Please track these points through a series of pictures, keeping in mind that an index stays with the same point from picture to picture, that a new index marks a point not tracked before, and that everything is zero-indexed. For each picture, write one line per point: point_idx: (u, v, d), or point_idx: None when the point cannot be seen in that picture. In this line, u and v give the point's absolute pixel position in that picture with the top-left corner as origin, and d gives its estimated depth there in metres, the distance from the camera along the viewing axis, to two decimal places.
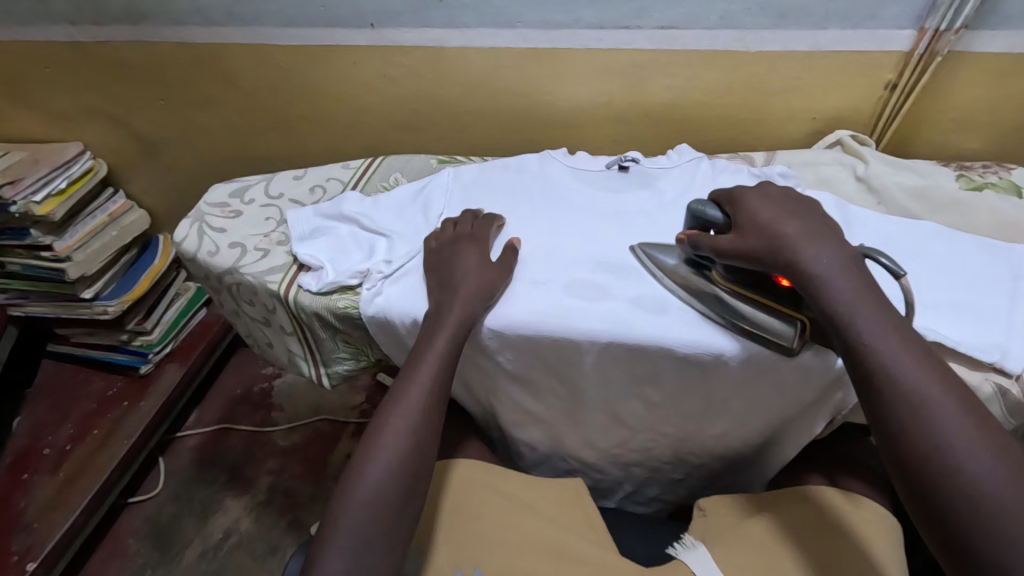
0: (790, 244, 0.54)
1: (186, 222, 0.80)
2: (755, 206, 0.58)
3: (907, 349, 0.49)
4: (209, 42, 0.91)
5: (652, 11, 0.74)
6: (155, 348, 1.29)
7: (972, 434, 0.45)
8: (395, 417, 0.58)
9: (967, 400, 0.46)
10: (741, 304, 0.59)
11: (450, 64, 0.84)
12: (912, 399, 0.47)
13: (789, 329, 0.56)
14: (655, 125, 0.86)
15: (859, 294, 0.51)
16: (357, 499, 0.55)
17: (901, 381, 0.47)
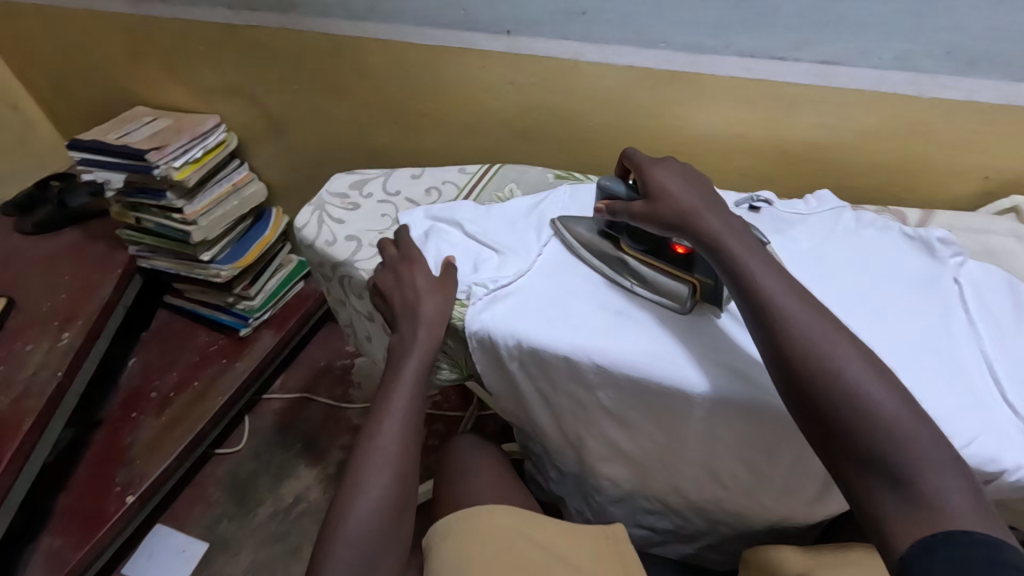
0: (694, 210, 0.57)
1: (309, 208, 0.83)
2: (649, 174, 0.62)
3: (798, 296, 0.51)
4: (347, 35, 0.95)
5: (814, 44, 0.68)
6: (255, 313, 1.37)
7: (863, 361, 0.46)
8: (375, 441, 0.63)
9: (855, 339, 0.48)
10: (643, 269, 0.66)
11: (581, 78, 0.82)
12: (815, 338, 0.47)
13: (682, 291, 0.63)
14: (794, 164, 0.80)
15: (750, 251, 0.54)
16: (352, 522, 0.58)
17: (795, 317, 0.49)
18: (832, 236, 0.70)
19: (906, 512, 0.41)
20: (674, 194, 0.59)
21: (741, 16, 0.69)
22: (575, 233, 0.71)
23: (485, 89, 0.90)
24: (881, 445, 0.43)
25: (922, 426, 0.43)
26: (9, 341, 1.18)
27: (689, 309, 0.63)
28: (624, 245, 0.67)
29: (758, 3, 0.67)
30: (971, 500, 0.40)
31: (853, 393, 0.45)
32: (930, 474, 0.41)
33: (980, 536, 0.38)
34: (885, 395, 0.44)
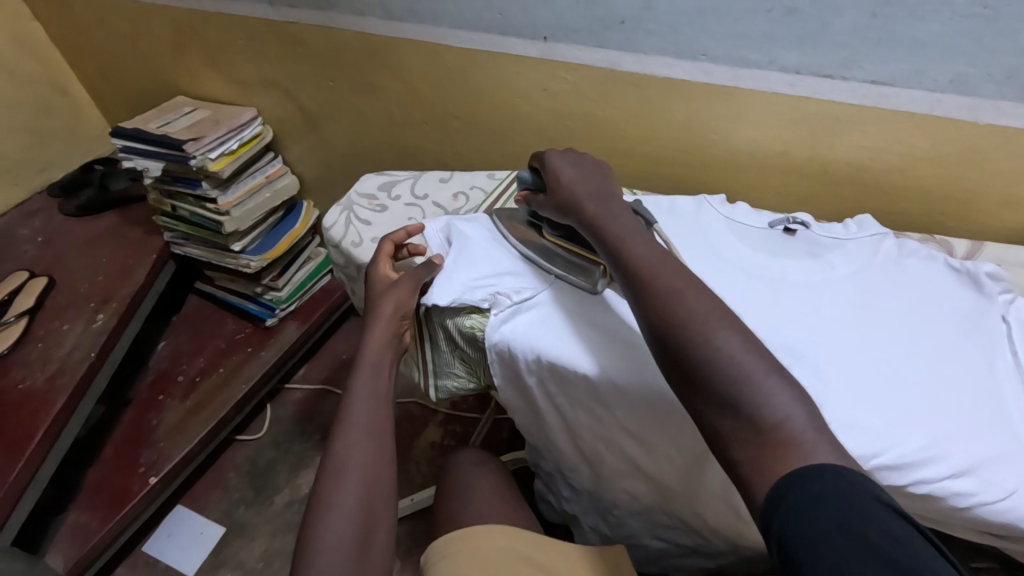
0: (580, 199, 0.64)
1: (337, 208, 0.83)
2: (552, 168, 0.69)
3: (657, 262, 0.55)
4: (383, 35, 0.95)
5: (862, 62, 0.65)
6: (281, 304, 1.40)
7: (716, 311, 0.49)
8: (342, 451, 0.61)
9: (712, 296, 0.51)
10: (563, 253, 0.69)
11: (617, 87, 0.81)
12: (665, 296, 0.51)
13: (593, 272, 0.66)
14: (835, 185, 0.77)
15: (624, 227, 0.59)
16: (324, 535, 0.55)
17: (656, 279, 0.52)
18: (870, 263, 0.67)
19: (754, 449, 0.43)
20: (569, 182, 0.66)
21: (788, 31, 0.66)
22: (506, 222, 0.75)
23: (518, 94, 0.89)
24: (733, 388, 0.44)
25: (767, 364, 0.45)
26: (47, 319, 1.22)
27: (599, 289, 0.66)
28: (545, 232, 0.71)
29: (808, 18, 0.64)
30: (812, 425, 0.42)
31: (705, 343, 0.47)
32: (780, 410, 0.43)
33: (820, 463, 0.39)
34: (734, 340, 0.46)
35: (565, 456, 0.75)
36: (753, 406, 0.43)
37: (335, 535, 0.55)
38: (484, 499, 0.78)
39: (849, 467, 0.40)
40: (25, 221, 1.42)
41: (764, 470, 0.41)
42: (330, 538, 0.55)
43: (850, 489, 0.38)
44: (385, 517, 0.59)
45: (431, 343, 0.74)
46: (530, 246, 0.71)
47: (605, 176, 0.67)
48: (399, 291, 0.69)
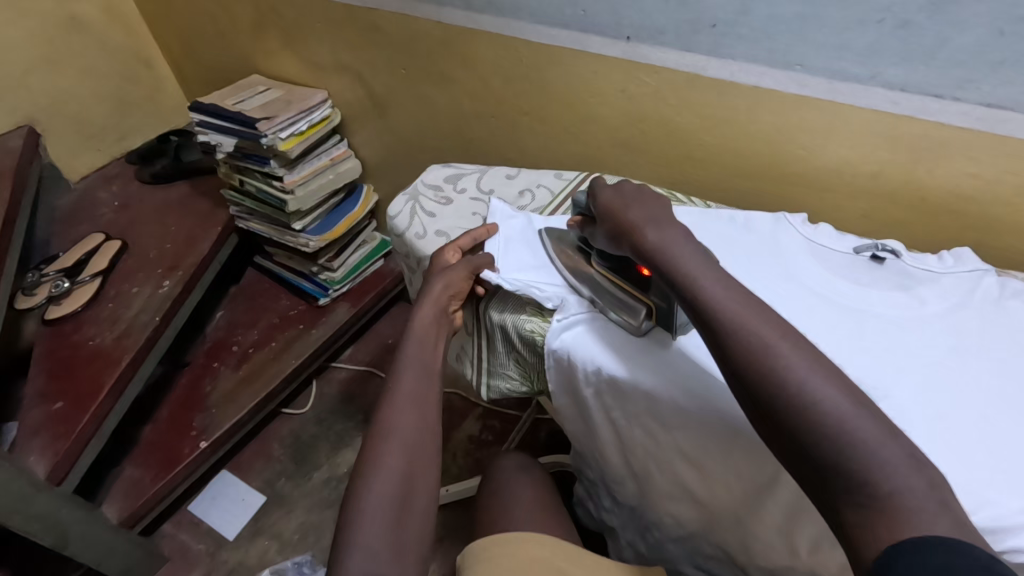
0: (635, 228, 0.59)
1: (403, 198, 0.84)
2: (607, 195, 0.64)
3: (739, 298, 0.51)
4: (461, 26, 0.94)
5: (980, 83, 0.60)
6: (335, 285, 1.43)
7: (820, 372, 0.45)
8: (388, 422, 0.60)
9: (812, 352, 0.46)
10: (609, 286, 0.65)
11: (698, 93, 0.77)
12: (758, 352, 0.47)
13: (639, 312, 0.62)
14: (929, 214, 0.72)
15: (694, 259, 0.55)
16: (365, 505, 0.55)
17: (750, 334, 0.48)
18: (966, 302, 0.62)
19: (868, 516, 0.40)
20: (629, 210, 0.61)
21: (898, 44, 0.61)
22: (559, 242, 0.71)
23: (591, 94, 0.87)
24: (847, 452, 0.42)
25: (881, 428, 0.42)
26: (118, 281, 1.29)
27: (644, 331, 0.63)
28: (597, 263, 0.67)
29: (922, 32, 0.60)
30: (928, 493, 0.40)
31: (807, 399, 0.44)
32: (895, 472, 0.41)
33: (951, 539, 0.37)
34: (837, 395, 0.44)
35: (611, 467, 0.72)
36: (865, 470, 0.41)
37: (376, 513, 0.54)
38: (527, 506, 0.77)
39: (971, 541, 0.38)
40: (104, 185, 1.50)
41: (879, 540, 0.39)
42: (368, 515, 0.54)
43: (982, 566, 0.35)
44: (424, 499, 0.58)
45: (488, 342, 0.74)
46: (577, 274, 0.68)
47: (661, 198, 0.62)
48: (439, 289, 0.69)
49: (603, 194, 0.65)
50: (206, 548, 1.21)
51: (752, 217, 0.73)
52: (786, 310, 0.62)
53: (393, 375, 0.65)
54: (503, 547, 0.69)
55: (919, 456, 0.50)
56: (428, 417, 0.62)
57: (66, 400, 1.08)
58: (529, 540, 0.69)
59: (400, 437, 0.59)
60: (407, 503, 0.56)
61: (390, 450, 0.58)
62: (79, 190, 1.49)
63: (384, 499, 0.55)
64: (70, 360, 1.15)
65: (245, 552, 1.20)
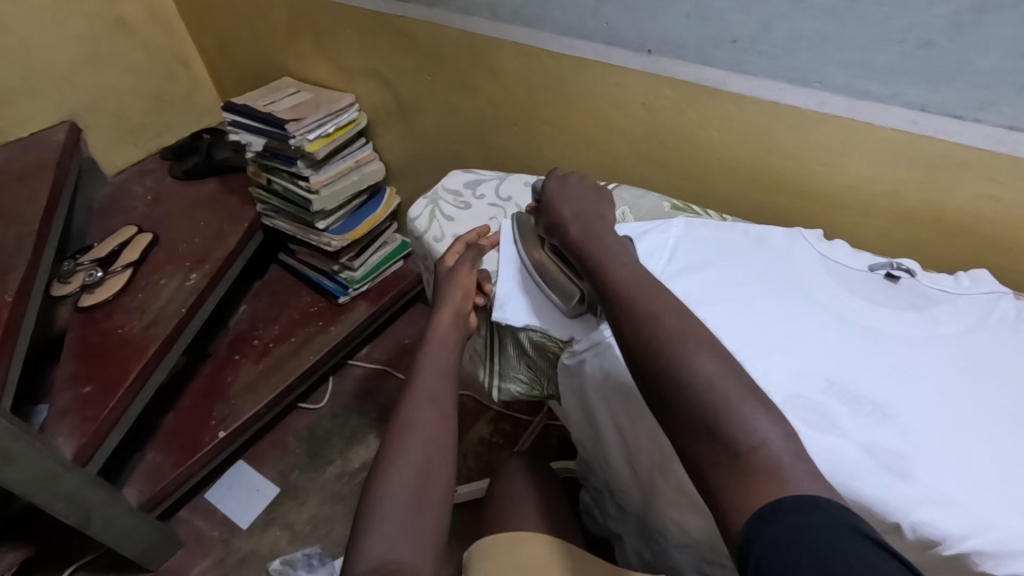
0: (563, 223, 0.69)
1: (422, 202, 0.86)
2: (555, 189, 0.73)
3: (639, 279, 0.59)
4: (486, 35, 0.96)
5: (1003, 106, 0.60)
6: (354, 284, 1.46)
7: (696, 339, 0.51)
8: (407, 417, 0.62)
9: (696, 323, 0.53)
10: (552, 267, 0.70)
11: (719, 108, 0.78)
12: (644, 320, 0.54)
13: (574, 294, 0.67)
14: (948, 237, 0.71)
15: (609, 250, 0.63)
16: (384, 494, 0.56)
17: (641, 308, 0.55)
18: (980, 326, 0.61)
19: (731, 472, 0.44)
20: (564, 203, 0.71)
21: (919, 64, 0.62)
22: (519, 226, 0.76)
23: (612, 105, 0.89)
24: (715, 410, 0.46)
25: (746, 389, 0.48)
26: (148, 271, 1.33)
27: (576, 313, 0.67)
28: (545, 246, 0.72)
29: (945, 53, 0.60)
30: (788, 451, 0.44)
31: (683, 362, 0.49)
32: (762, 432, 0.45)
33: (803, 496, 0.40)
34: (711, 362, 0.49)
35: (619, 476, 0.73)
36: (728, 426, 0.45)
37: (395, 503, 0.56)
38: (534, 508, 0.79)
39: (827, 498, 0.41)
40: (138, 180, 1.55)
41: (737, 496, 0.43)
42: (389, 506, 0.55)
43: (840, 525, 0.38)
44: (441, 492, 0.58)
45: (500, 344, 0.75)
46: (528, 252, 0.73)
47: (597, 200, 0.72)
48: (454, 295, 0.73)
49: (557, 187, 0.73)
50: (220, 535, 1.24)
51: (767, 232, 0.73)
52: (797, 329, 0.62)
53: (412, 377, 0.67)
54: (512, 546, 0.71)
55: (930, 480, 0.50)
56: (447, 416, 0.63)
57: (95, 385, 1.12)
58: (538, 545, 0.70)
59: (418, 432, 0.61)
60: (427, 495, 0.57)
61: (410, 444, 0.60)
62: (115, 183, 1.55)
63: (402, 491, 0.56)
64: (100, 347, 1.19)
65: (257, 541, 1.23)
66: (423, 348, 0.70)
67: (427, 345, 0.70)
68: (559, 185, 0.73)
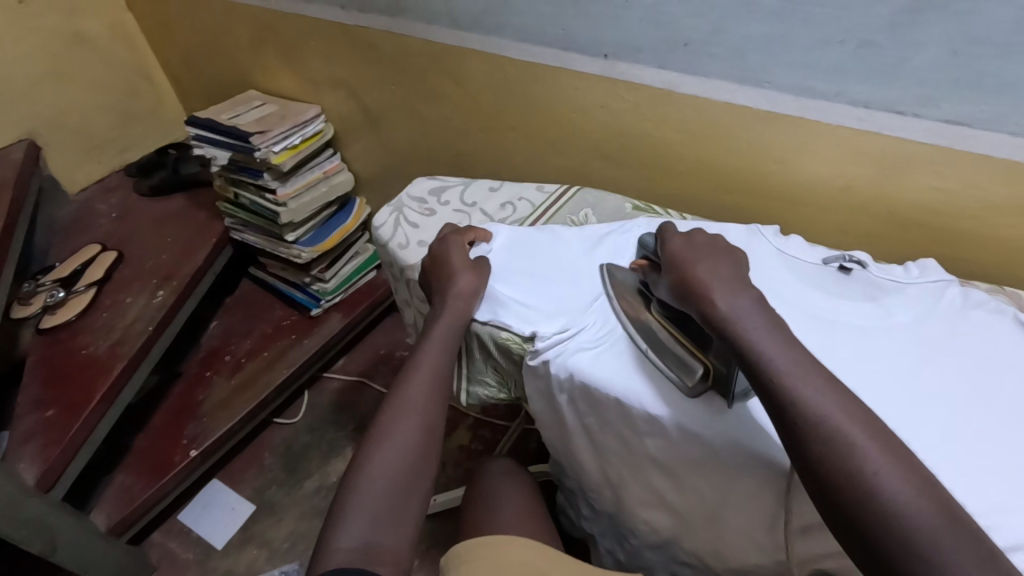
0: (700, 289, 0.55)
1: (387, 209, 0.86)
2: (675, 245, 0.61)
3: (817, 381, 0.47)
4: (449, 43, 0.97)
5: (940, 101, 0.62)
6: (327, 296, 1.45)
7: (897, 473, 0.42)
8: (400, 411, 0.62)
9: (893, 446, 0.44)
10: (665, 339, 0.62)
11: (677, 109, 0.80)
12: (841, 449, 0.43)
13: (694, 371, 0.58)
14: (899, 228, 0.74)
15: (758, 331, 0.51)
16: (365, 486, 0.57)
17: (830, 429, 0.44)
18: (932, 314, 0.63)
19: None
20: (698, 265, 0.57)
21: (859, 63, 0.64)
22: (612, 274, 0.70)
23: (575, 108, 0.90)
24: (806, 424, 0.45)
25: (966, 539, 0.40)
26: (114, 290, 1.31)
27: (698, 393, 0.59)
28: (653, 308, 0.64)
29: (883, 52, 0.62)
30: None
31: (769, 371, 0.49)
32: (859, 445, 0.43)
33: None
34: (922, 506, 0.41)
35: (588, 475, 0.73)
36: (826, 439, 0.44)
37: (374, 495, 0.57)
38: (509, 511, 0.79)
39: None
40: (103, 197, 1.52)
41: None
42: (367, 498, 0.56)
43: None
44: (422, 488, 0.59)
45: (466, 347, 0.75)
46: (630, 318, 0.65)
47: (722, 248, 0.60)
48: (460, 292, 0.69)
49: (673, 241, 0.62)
50: (195, 557, 1.22)
51: (726, 228, 0.75)
52: None
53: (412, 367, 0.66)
54: (517, 544, 0.69)
55: None
56: (436, 412, 0.63)
57: (58, 408, 1.09)
58: (546, 552, 0.69)
59: (406, 428, 0.61)
60: (410, 491, 0.58)
61: (395, 438, 0.60)
62: (78, 201, 1.52)
63: (382, 485, 0.57)
64: (64, 368, 1.16)
65: (234, 561, 1.21)
66: (427, 336, 0.68)
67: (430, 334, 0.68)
68: (673, 241, 0.62)
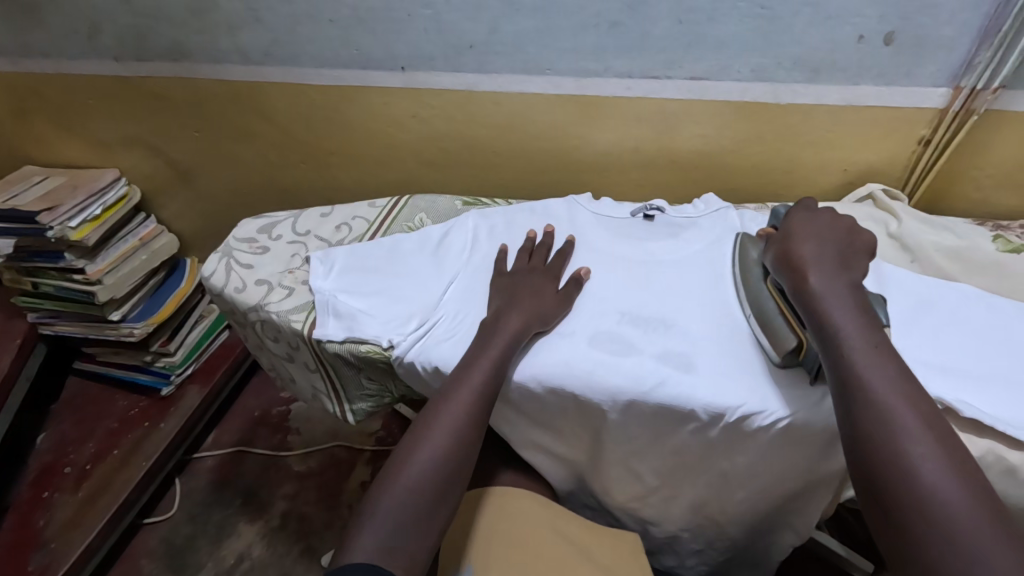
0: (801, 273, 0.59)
1: (215, 257, 0.82)
2: (802, 227, 0.64)
3: (889, 369, 0.50)
4: (246, 80, 0.94)
5: (683, 62, 0.74)
6: (177, 369, 1.32)
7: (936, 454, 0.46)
8: (434, 423, 0.59)
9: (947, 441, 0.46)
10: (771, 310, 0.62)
11: (481, 106, 0.86)
12: (892, 429, 0.47)
13: (788, 344, 0.58)
14: (683, 174, 0.87)
15: (850, 319, 0.54)
16: (388, 497, 0.55)
17: (885, 408, 0.48)
18: (723, 236, 0.74)
19: None
20: (809, 245, 0.61)
21: (615, 40, 0.74)
22: (739, 249, 0.69)
23: (387, 123, 0.93)
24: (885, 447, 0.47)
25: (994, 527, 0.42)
26: None
27: (788, 365, 0.59)
28: (768, 281, 0.64)
29: (630, 29, 0.73)
30: None
31: (866, 392, 0.49)
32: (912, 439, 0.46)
33: None
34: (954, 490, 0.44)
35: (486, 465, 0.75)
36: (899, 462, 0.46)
37: (391, 505, 0.55)
38: None
39: None
40: None
41: None
42: (385, 511, 0.54)
43: None
44: (447, 507, 0.56)
45: (333, 372, 0.75)
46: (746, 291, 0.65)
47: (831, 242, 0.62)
48: (529, 303, 0.66)
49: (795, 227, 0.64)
50: None
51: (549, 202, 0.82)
52: (595, 282, 0.70)
53: (457, 379, 0.61)
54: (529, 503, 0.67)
55: (708, 368, 0.60)
56: (475, 429, 0.59)
57: None
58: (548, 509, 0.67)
59: (438, 437, 0.58)
60: (445, 491, 0.56)
61: (436, 431, 0.59)
62: None
63: (401, 496, 0.55)
64: None
65: None
66: (479, 347, 0.62)
67: (484, 346, 0.62)
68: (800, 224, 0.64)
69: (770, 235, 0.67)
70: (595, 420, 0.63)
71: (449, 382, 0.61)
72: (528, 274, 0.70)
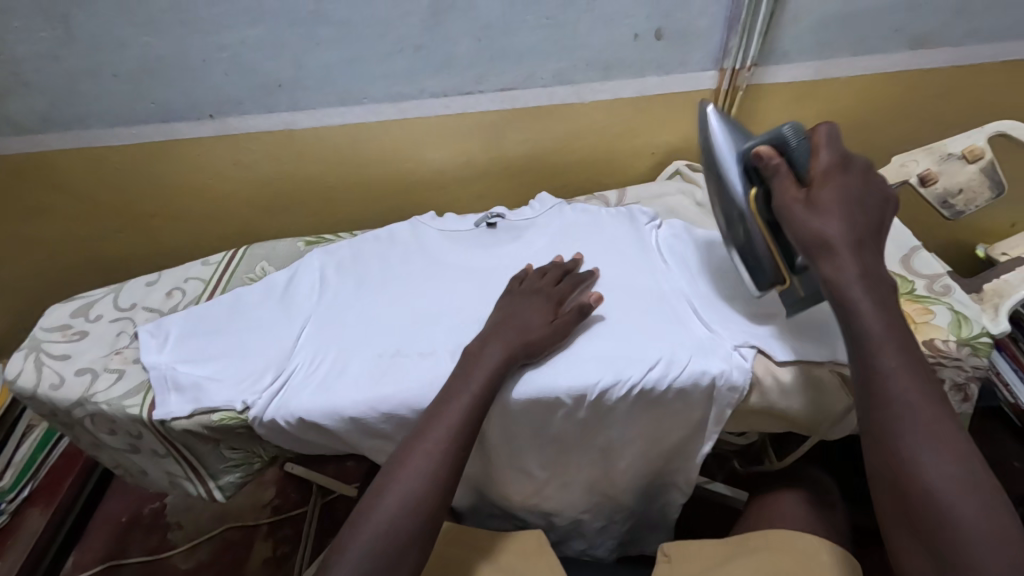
0: (805, 204, 0.54)
1: (20, 355, 0.71)
2: (818, 159, 0.56)
3: (896, 333, 0.50)
4: (26, 152, 0.84)
5: (490, 75, 0.79)
6: (7, 495, 1.12)
7: (932, 426, 0.47)
8: (401, 467, 0.55)
9: (945, 408, 0.47)
10: (752, 225, 0.59)
11: (304, 144, 0.84)
12: (887, 395, 0.48)
13: (772, 281, 0.61)
14: (517, 177, 0.92)
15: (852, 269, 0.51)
16: (348, 560, 0.51)
17: (877, 371, 0.49)
18: (563, 230, 0.78)
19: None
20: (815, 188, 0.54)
21: (421, 62, 0.76)
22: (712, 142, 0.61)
23: (206, 173, 0.87)
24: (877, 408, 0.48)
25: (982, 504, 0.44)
26: None
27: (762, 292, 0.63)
28: (752, 190, 0.59)
29: (432, 50, 0.75)
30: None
31: (870, 367, 0.50)
32: (908, 413, 0.47)
33: None
34: (938, 460, 0.46)
35: None
36: (890, 426, 0.48)
37: (354, 564, 0.51)
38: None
39: None
40: None
41: None
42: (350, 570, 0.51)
43: None
44: (415, 558, 0.53)
45: (189, 450, 0.69)
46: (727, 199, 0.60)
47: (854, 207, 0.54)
48: (512, 333, 0.62)
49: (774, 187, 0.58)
50: None
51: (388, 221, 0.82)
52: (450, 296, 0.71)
53: (436, 411, 0.58)
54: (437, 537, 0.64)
55: (563, 355, 0.64)
56: (453, 465, 0.56)
57: None
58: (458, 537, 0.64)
59: (409, 475, 0.55)
60: (397, 562, 0.52)
61: (404, 479, 0.55)
62: None
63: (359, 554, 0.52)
64: None
65: None
66: (465, 379, 0.59)
67: (469, 380, 0.59)
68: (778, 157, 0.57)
69: (767, 156, 0.57)
70: (475, 440, 0.64)
71: (426, 417, 0.58)
72: (535, 294, 0.66)
